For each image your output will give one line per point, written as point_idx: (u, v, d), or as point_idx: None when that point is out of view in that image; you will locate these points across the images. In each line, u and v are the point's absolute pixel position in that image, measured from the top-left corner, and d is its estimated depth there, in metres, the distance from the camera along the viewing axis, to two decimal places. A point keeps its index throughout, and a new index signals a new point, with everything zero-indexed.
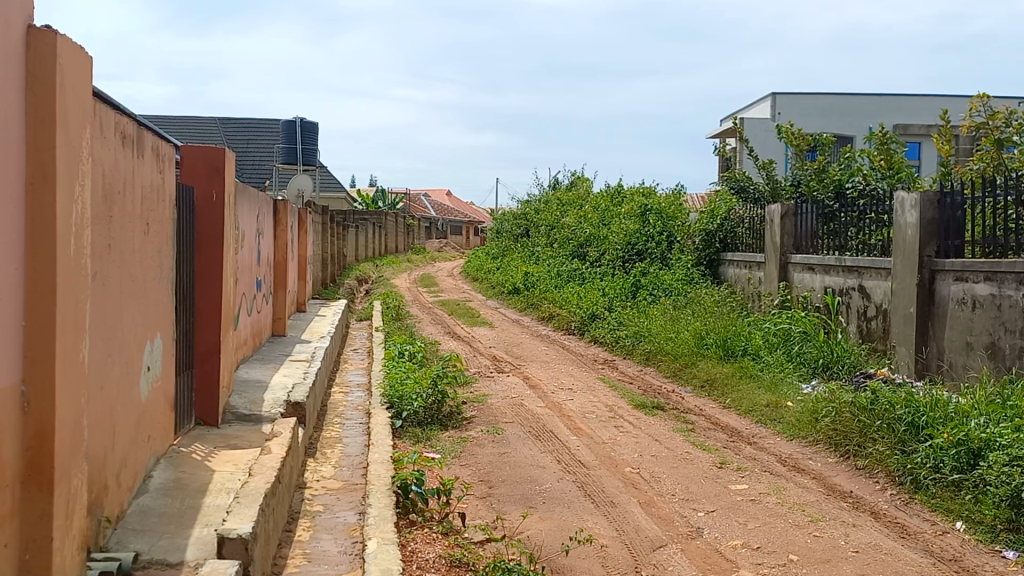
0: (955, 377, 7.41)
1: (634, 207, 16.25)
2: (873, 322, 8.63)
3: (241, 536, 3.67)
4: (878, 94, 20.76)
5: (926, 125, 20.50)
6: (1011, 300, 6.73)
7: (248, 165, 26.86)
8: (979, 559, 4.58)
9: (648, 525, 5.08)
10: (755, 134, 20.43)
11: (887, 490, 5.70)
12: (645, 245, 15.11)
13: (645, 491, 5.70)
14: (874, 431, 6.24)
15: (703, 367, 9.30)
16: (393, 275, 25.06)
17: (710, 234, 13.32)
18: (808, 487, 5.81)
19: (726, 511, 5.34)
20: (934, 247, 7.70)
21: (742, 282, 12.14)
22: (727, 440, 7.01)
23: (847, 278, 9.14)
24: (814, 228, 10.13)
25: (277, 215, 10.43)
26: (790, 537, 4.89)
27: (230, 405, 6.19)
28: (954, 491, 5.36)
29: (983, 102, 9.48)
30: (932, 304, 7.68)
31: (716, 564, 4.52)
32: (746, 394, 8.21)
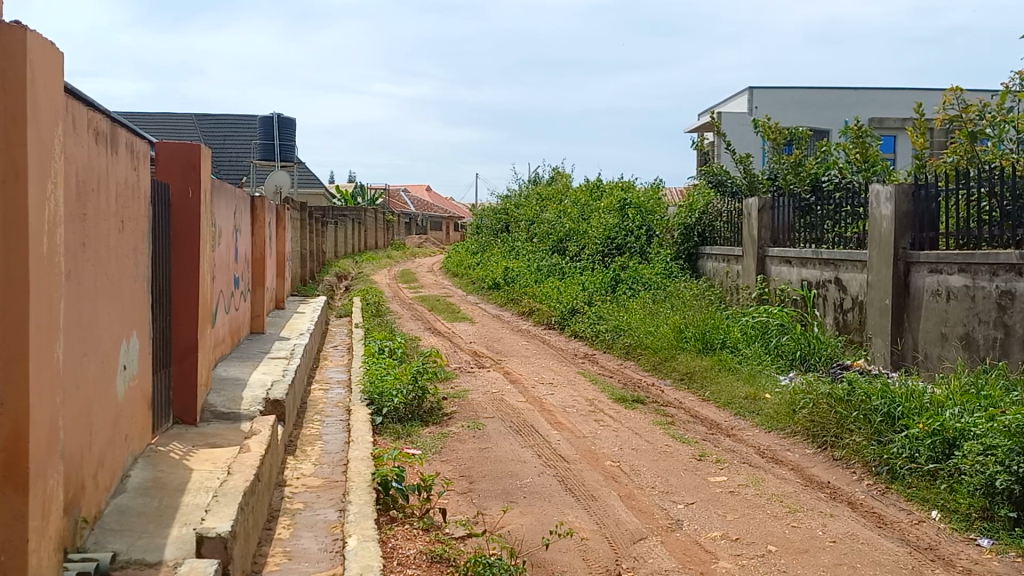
0: (930, 367, 7.51)
1: (613, 201, 16.31)
2: (849, 314, 8.72)
3: (220, 535, 3.65)
4: (854, 87, 20.96)
5: (900, 118, 20.61)
6: (985, 291, 6.81)
7: (224, 160, 26.63)
8: (954, 548, 4.64)
9: (628, 518, 5.11)
10: (731, 128, 20.58)
11: (863, 480, 5.76)
12: (624, 239, 15.17)
13: (626, 484, 5.73)
14: (851, 422, 6.30)
15: (682, 360, 9.35)
16: (373, 271, 25.02)
17: (689, 228, 13.38)
18: (786, 478, 5.86)
19: (705, 503, 5.37)
20: (908, 239, 7.77)
21: (721, 275, 12.21)
22: (706, 433, 7.06)
23: (824, 270, 9.23)
24: (791, 221, 10.21)
25: (255, 211, 10.33)
26: (769, 528, 4.93)
27: (208, 403, 6.15)
28: (930, 480, 5.43)
29: (957, 95, 9.61)
30: (907, 296, 7.76)
31: (696, 556, 4.55)
32: (725, 386, 8.27)
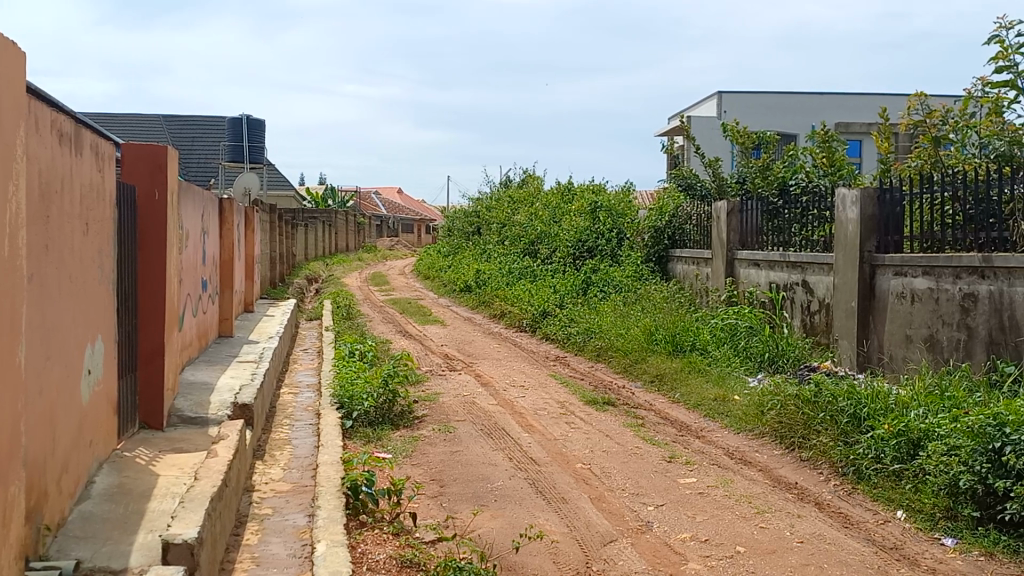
0: (895, 369, 7.62)
1: (584, 203, 16.37)
2: (816, 316, 8.83)
3: (186, 541, 3.62)
4: (820, 92, 21.24)
5: (866, 123, 20.89)
6: (949, 294, 6.92)
7: (192, 163, 26.35)
8: (919, 547, 4.71)
9: (598, 520, 5.12)
10: (701, 131, 20.76)
11: (830, 481, 5.83)
12: (595, 242, 15.22)
13: (596, 486, 5.75)
14: (817, 423, 6.37)
15: (652, 362, 9.39)
16: (344, 274, 24.90)
17: (659, 231, 13.46)
18: (754, 479, 5.91)
19: (675, 505, 5.40)
20: (874, 242, 7.88)
21: (691, 278, 12.31)
22: (676, 434, 7.10)
23: (792, 273, 9.33)
24: (759, 224, 10.30)
25: (223, 213, 10.22)
26: (737, 529, 4.97)
27: (175, 407, 6.07)
28: (895, 480, 5.50)
29: (922, 101, 9.69)
30: (872, 298, 7.87)
31: (665, 557, 4.58)
32: (694, 388, 8.32)
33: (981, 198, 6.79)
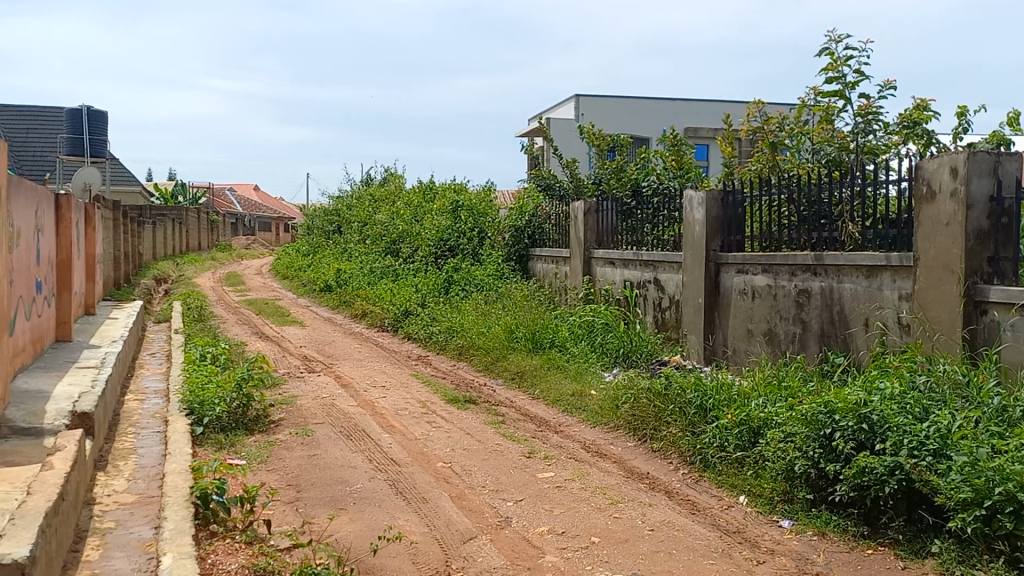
0: (738, 362, 8.05)
1: (446, 202, 16.39)
2: (667, 312, 9.21)
3: (16, 561, 3.36)
4: (671, 97, 22.17)
5: (713, 128, 21.98)
6: (785, 290, 7.38)
7: (26, 155, 24.51)
8: (759, 530, 5.00)
9: (458, 519, 5.14)
10: (560, 133, 21.24)
11: (679, 469, 6.10)
12: (456, 241, 15.27)
13: (456, 485, 5.77)
14: (668, 415, 6.65)
15: (513, 359, 9.51)
16: (197, 274, 23.85)
17: (519, 230, 13.66)
18: (609, 471, 6.10)
19: (533, 499, 5.50)
20: (718, 242, 8.30)
21: (550, 277, 12.56)
22: (535, 430, 7.22)
23: (644, 271, 9.69)
24: (614, 224, 10.64)
25: (59, 210, 9.56)
26: (592, 520, 5.11)
27: (4, 418, 5.63)
28: (738, 467, 5.82)
29: (760, 108, 10.28)
30: (717, 294, 8.28)
31: (523, 551, 4.66)
32: (553, 384, 8.50)
33: (812, 201, 7.26)
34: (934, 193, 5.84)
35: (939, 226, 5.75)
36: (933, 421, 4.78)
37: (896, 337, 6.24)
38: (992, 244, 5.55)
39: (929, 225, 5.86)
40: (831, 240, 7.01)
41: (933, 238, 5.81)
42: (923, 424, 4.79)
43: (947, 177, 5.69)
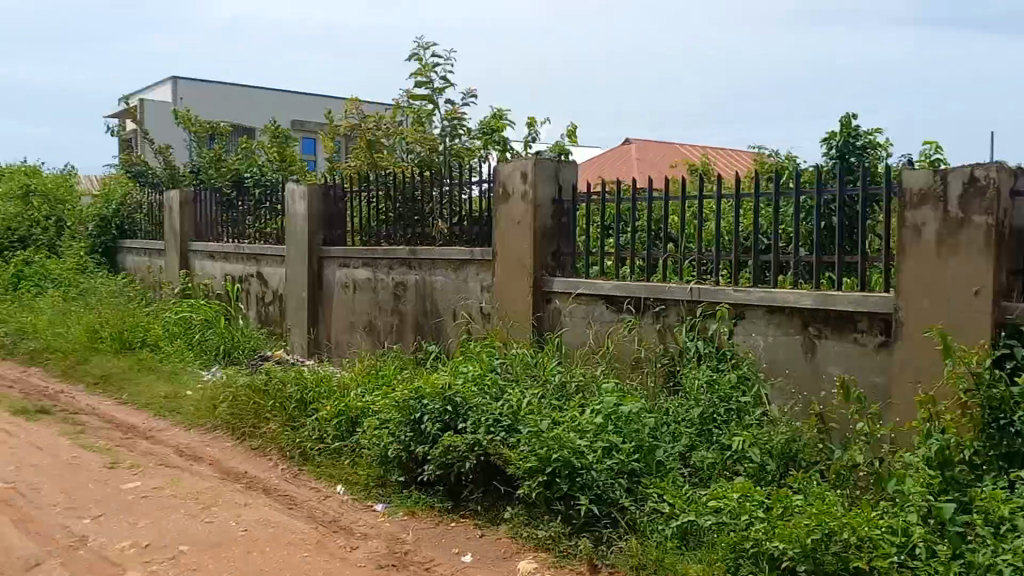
0: (341, 354, 8.20)
1: (11, 185, 14.33)
2: (271, 307, 9.06)
3: None
4: (277, 89, 21.88)
5: (319, 122, 22.14)
6: (384, 284, 7.66)
7: None
8: (354, 516, 5.13)
9: (20, 546, 4.52)
10: (155, 116, 19.79)
11: (278, 464, 6.02)
12: (26, 229, 13.43)
13: (20, 506, 5.07)
14: (268, 411, 6.53)
15: (96, 362, 8.63)
16: None
17: (106, 219, 12.48)
18: (204, 474, 5.81)
19: (115, 513, 5.03)
20: (320, 236, 8.35)
21: (142, 270, 11.64)
22: (121, 437, 6.63)
23: (247, 265, 9.41)
24: (213, 216, 10.18)
25: None
26: (182, 528, 4.83)
27: None
28: (336, 457, 5.91)
29: (358, 108, 10.54)
30: (320, 288, 8.36)
31: (100, 572, 4.24)
32: (144, 387, 7.88)
33: (398, 200, 7.56)
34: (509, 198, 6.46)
35: (513, 227, 6.37)
36: (506, 399, 5.30)
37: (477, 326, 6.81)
38: (557, 241, 6.30)
39: (506, 227, 6.46)
40: (418, 239, 7.41)
41: (509, 237, 6.42)
42: (497, 402, 5.28)
43: (518, 184, 6.34)
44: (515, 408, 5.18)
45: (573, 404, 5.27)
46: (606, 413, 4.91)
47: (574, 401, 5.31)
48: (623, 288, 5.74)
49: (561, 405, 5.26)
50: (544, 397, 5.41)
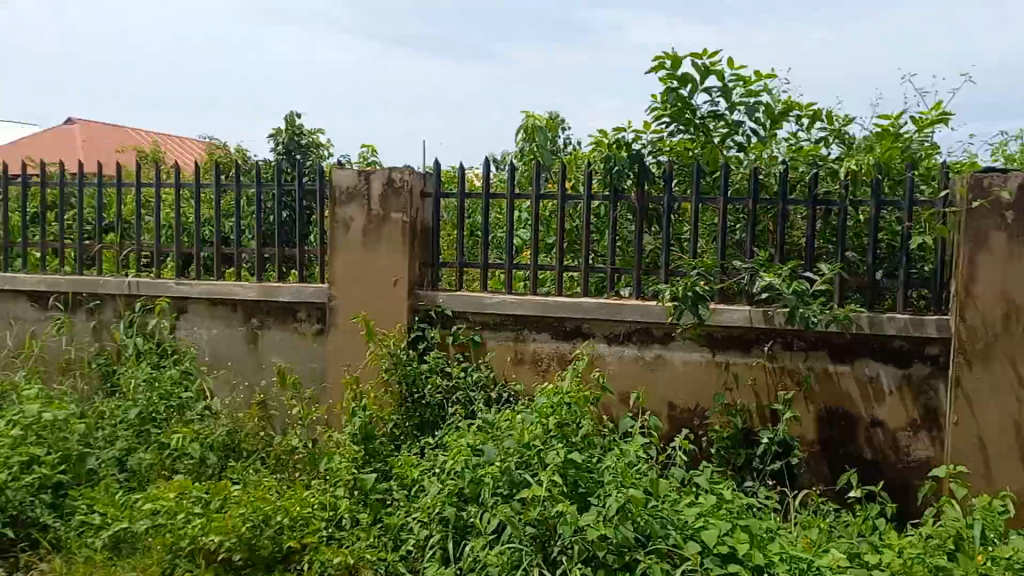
0: None
1: None
2: None
3: None
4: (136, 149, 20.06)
5: None
6: None
7: None
8: None
9: None
10: None
11: None
12: None
13: None
14: None
15: None
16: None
17: None
18: None
19: None
20: None
21: None
22: None
23: None
24: None
25: None
26: None
27: None
28: None
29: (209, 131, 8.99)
30: None
31: None
32: None
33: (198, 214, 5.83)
34: (354, 195, 4.55)
35: (373, 236, 4.52)
36: (338, 464, 3.90)
37: (281, 362, 4.80)
38: (421, 251, 4.61)
39: (350, 236, 4.56)
40: (187, 264, 5.43)
41: (360, 249, 4.55)
42: (328, 477, 3.92)
43: (380, 177, 4.48)
44: (350, 480, 3.83)
45: (433, 452, 3.90)
46: (465, 464, 3.52)
47: (437, 450, 3.94)
48: (500, 306, 4.37)
49: (415, 457, 3.88)
50: (396, 457, 4.05)
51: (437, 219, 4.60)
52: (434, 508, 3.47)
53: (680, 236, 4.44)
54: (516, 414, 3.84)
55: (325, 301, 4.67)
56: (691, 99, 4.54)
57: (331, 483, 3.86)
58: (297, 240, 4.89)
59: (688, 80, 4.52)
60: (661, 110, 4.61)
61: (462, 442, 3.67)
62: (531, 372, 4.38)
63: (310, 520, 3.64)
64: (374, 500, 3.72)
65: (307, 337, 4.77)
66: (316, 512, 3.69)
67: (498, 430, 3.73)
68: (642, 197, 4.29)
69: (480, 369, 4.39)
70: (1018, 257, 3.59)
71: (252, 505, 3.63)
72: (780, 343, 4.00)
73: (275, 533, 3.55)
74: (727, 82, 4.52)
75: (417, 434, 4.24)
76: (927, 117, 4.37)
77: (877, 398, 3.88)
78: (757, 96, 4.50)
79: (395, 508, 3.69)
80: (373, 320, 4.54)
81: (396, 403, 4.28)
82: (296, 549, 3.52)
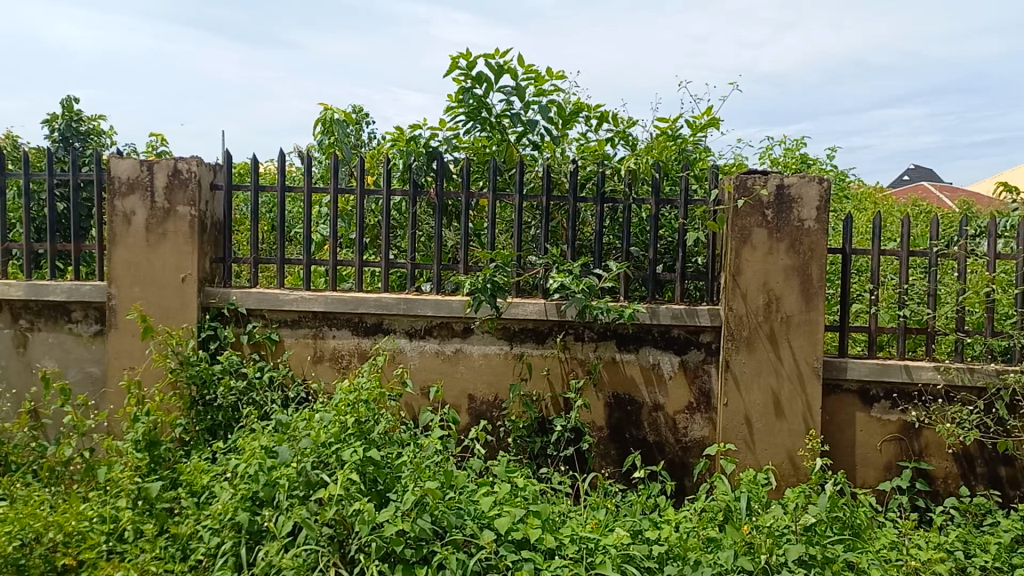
0: None
1: None
2: None
3: None
4: None
5: None
6: None
7: None
8: None
9: None
10: None
11: None
12: None
13: None
14: None
15: None
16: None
17: None
18: None
19: None
20: None
21: None
22: None
23: None
24: None
25: None
26: None
27: None
28: None
29: None
30: None
31: None
32: None
33: None
34: (135, 187, 4.26)
35: (157, 230, 4.26)
36: (118, 474, 3.64)
37: (52, 368, 4.43)
38: (211, 246, 4.41)
39: (132, 230, 4.28)
40: None
41: (143, 245, 4.28)
42: (108, 488, 3.64)
43: (164, 167, 4.22)
44: (132, 490, 3.58)
45: (226, 457, 3.73)
46: (258, 466, 3.37)
47: (229, 454, 3.77)
48: (297, 303, 4.26)
49: (206, 463, 3.69)
50: (184, 464, 3.86)
51: (228, 213, 4.41)
52: (226, 514, 3.28)
53: (477, 232, 4.52)
54: (312, 413, 3.73)
55: (104, 300, 4.36)
56: (486, 99, 4.63)
57: (112, 494, 3.59)
58: (72, 234, 4.52)
59: (482, 79, 4.61)
60: (457, 109, 4.68)
61: (255, 445, 3.49)
62: (330, 369, 4.31)
63: (86, 535, 3.33)
64: (160, 510, 3.51)
65: (84, 339, 4.43)
66: (94, 526, 3.39)
67: (295, 430, 3.57)
68: (440, 192, 4.28)
69: (277, 368, 4.27)
70: (777, 251, 3.96)
71: (20, 523, 3.28)
72: (572, 335, 4.18)
73: (47, 551, 3.21)
74: (519, 82, 4.64)
75: (207, 438, 4.08)
76: (699, 121, 4.70)
77: (658, 383, 4.14)
78: (548, 96, 4.67)
79: (183, 518, 3.48)
80: (158, 320, 4.28)
81: (185, 406, 4.08)
82: (72, 568, 3.20)
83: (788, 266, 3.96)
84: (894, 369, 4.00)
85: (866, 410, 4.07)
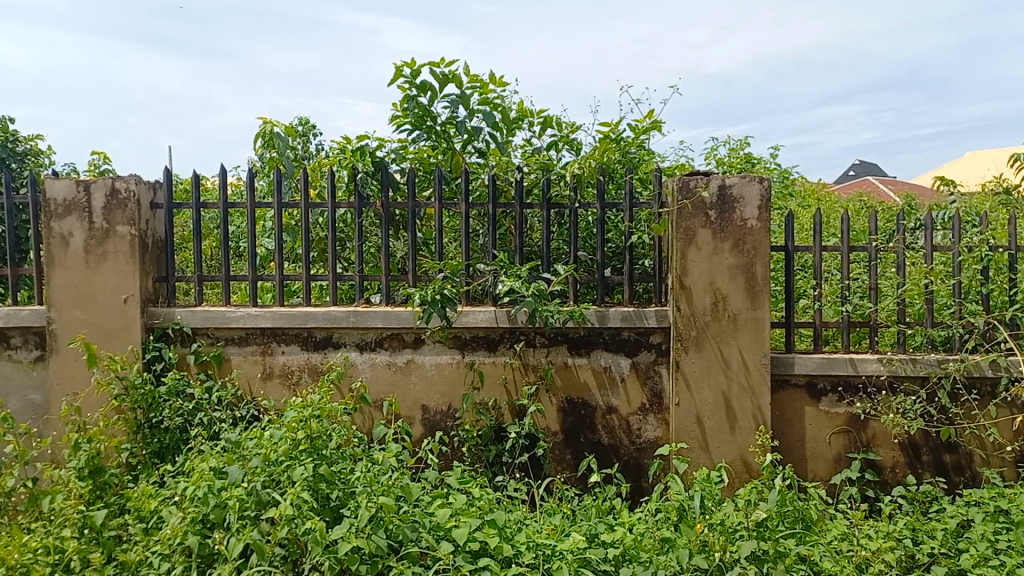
0: None
1: None
2: None
3: None
4: None
5: None
6: None
7: None
8: None
9: None
10: None
11: None
12: None
13: None
14: None
15: None
16: None
17: None
18: None
19: None
20: None
21: None
22: None
23: None
24: None
25: None
26: None
27: None
28: None
29: None
30: None
31: None
32: None
33: None
34: (72, 208, 4.17)
35: (97, 251, 4.17)
36: (62, 503, 3.53)
37: None
38: (153, 265, 4.33)
39: (70, 252, 4.18)
40: None
41: (82, 266, 4.18)
42: (52, 518, 3.53)
43: (102, 187, 4.14)
44: (77, 520, 3.47)
45: (174, 480, 3.65)
46: (207, 489, 3.27)
47: (177, 477, 3.70)
48: (245, 319, 4.20)
49: (153, 488, 3.60)
50: (131, 489, 3.77)
51: (170, 231, 4.35)
52: (175, 538, 3.21)
53: (425, 242, 4.50)
54: (261, 431, 3.67)
55: (43, 324, 4.26)
56: (429, 108, 4.62)
57: (55, 524, 3.48)
58: (9, 258, 4.39)
59: (426, 88, 4.60)
60: (402, 117, 4.67)
61: (204, 466, 3.40)
62: (280, 386, 4.25)
63: (30, 567, 3.20)
64: (107, 538, 3.40)
65: (24, 365, 4.31)
66: (38, 558, 3.25)
67: (244, 450, 3.50)
68: (386, 202, 4.25)
69: (225, 387, 4.21)
70: (721, 250, 4.00)
71: None
72: (524, 341, 4.18)
73: None
74: (464, 91, 4.64)
75: (154, 462, 4.02)
76: (642, 125, 4.75)
77: (610, 385, 4.16)
78: (494, 103, 4.67)
79: (131, 545, 3.39)
80: (99, 343, 4.18)
81: (131, 430, 4.01)
82: None
83: (733, 265, 4.01)
84: (839, 362, 4.08)
85: (814, 404, 4.13)
